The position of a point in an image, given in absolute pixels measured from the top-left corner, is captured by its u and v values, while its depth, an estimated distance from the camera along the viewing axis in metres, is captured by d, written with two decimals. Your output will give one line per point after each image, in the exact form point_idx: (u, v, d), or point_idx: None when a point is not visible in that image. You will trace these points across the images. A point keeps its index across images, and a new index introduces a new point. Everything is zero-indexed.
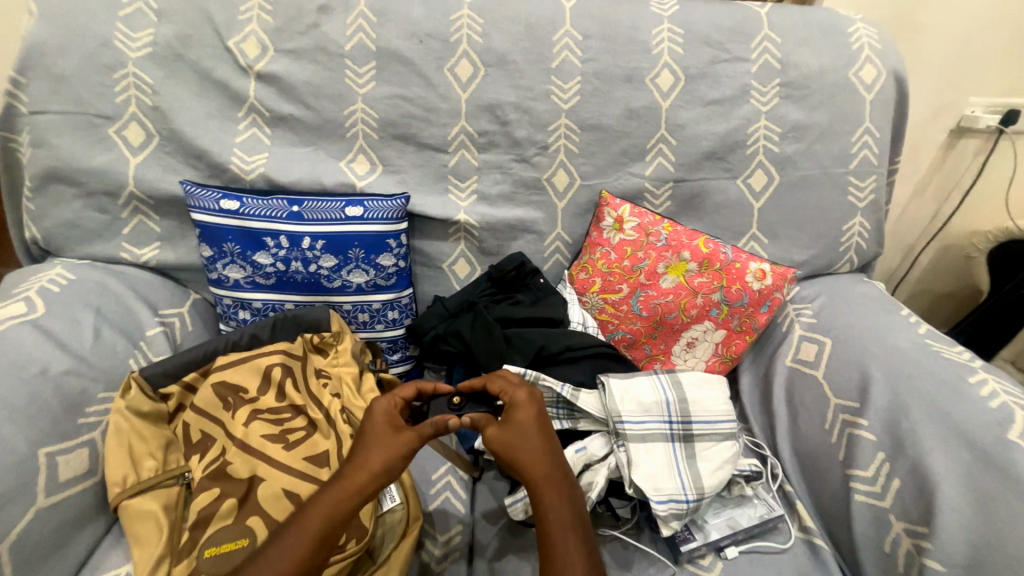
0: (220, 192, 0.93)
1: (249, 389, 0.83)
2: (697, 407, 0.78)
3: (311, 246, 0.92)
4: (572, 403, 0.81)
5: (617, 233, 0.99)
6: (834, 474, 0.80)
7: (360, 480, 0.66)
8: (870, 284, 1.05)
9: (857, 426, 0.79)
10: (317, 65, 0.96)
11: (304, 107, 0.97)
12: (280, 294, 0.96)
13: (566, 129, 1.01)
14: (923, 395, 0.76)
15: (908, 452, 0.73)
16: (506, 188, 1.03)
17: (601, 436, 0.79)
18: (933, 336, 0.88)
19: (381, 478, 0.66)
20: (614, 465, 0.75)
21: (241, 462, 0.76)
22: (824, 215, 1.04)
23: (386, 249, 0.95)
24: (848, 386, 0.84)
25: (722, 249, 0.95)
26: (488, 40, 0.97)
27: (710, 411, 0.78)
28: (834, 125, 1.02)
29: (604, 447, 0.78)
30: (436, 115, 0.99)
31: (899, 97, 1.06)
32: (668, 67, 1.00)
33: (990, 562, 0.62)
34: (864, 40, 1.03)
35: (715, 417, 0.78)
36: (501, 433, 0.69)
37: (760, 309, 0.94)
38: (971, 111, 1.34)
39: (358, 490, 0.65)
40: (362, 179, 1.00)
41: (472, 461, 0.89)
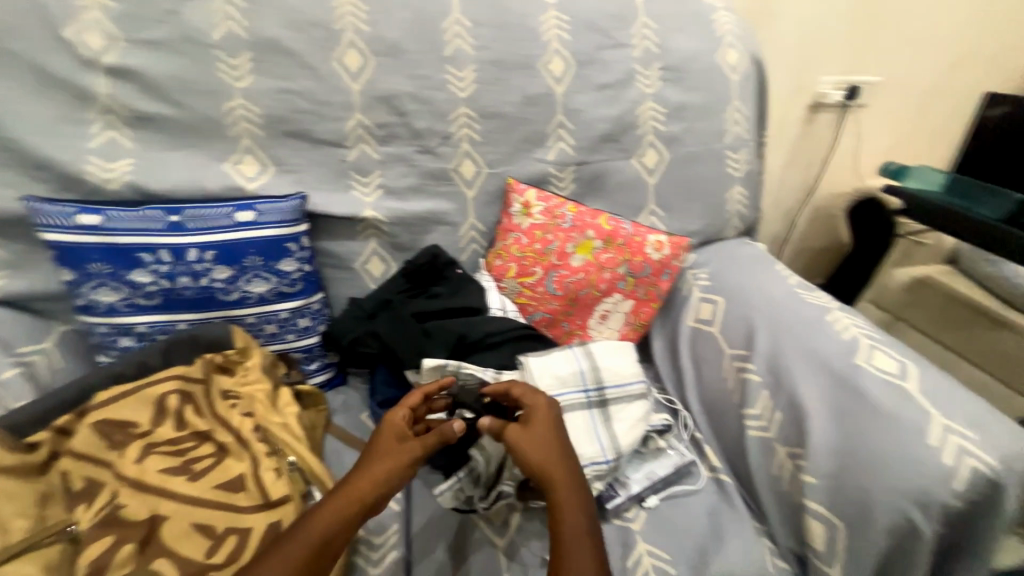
0: (78, 206, 0.81)
1: (141, 423, 0.74)
2: (610, 372, 0.84)
3: (199, 257, 0.84)
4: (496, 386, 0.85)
5: (526, 217, 1.02)
6: (732, 415, 0.91)
7: (359, 491, 0.67)
8: (753, 245, 1.18)
9: (747, 371, 0.90)
10: (183, 57, 0.86)
11: (172, 104, 0.87)
12: (168, 313, 0.86)
13: (467, 117, 1.01)
14: (793, 336, 0.89)
15: (786, 386, 0.84)
16: (412, 180, 1.01)
17: None
18: (800, 285, 1.02)
19: (380, 489, 0.68)
20: None
21: (138, 503, 0.68)
22: (709, 187, 1.15)
23: (287, 254, 0.90)
24: (738, 336, 0.95)
25: (622, 225, 1.02)
26: (376, 29, 0.94)
27: (622, 374, 0.85)
28: (710, 104, 1.13)
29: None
30: (328, 108, 0.94)
31: (760, 78, 1.19)
32: (559, 53, 1.04)
33: (851, 466, 0.73)
34: (728, 26, 1.14)
35: (627, 380, 0.85)
36: (517, 437, 0.71)
37: (662, 277, 1.03)
38: (822, 88, 1.54)
39: (358, 499, 0.66)
40: (252, 181, 0.93)
41: None
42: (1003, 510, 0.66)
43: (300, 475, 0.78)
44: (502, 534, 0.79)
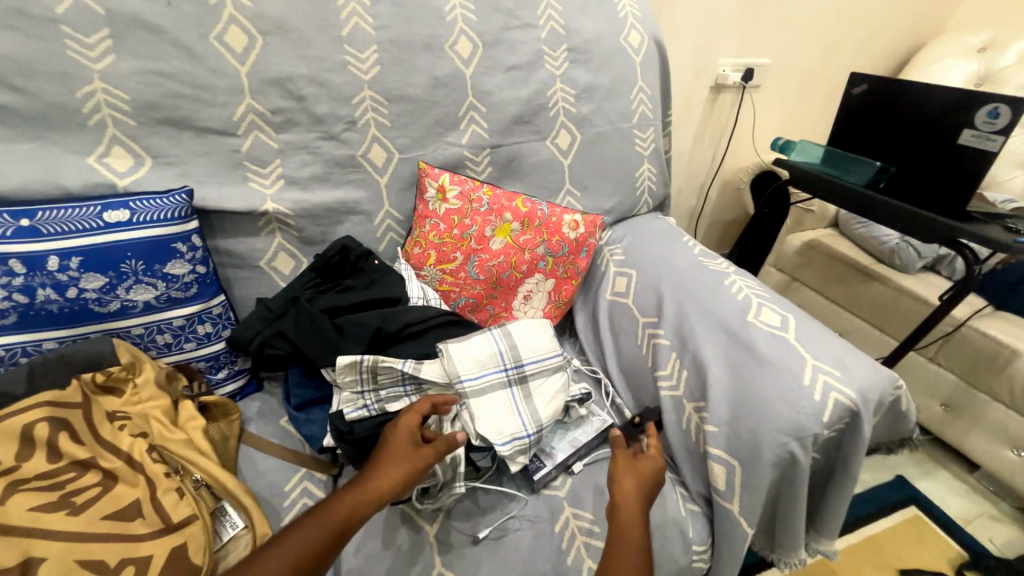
0: None
1: (1, 460, 0.65)
2: (527, 350, 0.87)
3: (63, 266, 0.74)
4: (417, 376, 0.84)
5: (441, 203, 1.01)
6: (648, 379, 0.97)
7: (378, 490, 0.67)
8: (663, 219, 1.26)
9: (658, 336, 0.97)
10: (16, 33, 0.74)
11: (8, 90, 0.75)
12: (29, 333, 0.75)
13: (372, 101, 0.96)
14: (695, 301, 0.96)
15: (689, 346, 0.91)
16: (317, 169, 0.95)
17: None
18: (704, 254, 1.10)
19: (396, 490, 0.68)
20: (461, 426, 0.81)
21: (3, 548, 0.58)
22: (620, 165, 1.21)
23: (175, 256, 0.81)
24: (649, 305, 1.02)
25: (539, 207, 1.04)
26: (258, 4, 0.86)
27: (539, 351, 0.88)
28: (616, 85, 1.17)
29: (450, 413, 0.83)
30: (210, 92, 0.85)
31: (662, 60, 1.25)
32: (464, 34, 1.02)
33: (744, 412, 0.81)
34: (629, 8, 1.18)
35: (543, 355, 0.88)
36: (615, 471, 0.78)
37: (580, 255, 1.06)
38: (722, 70, 1.65)
39: (374, 498, 0.67)
40: (125, 177, 0.83)
41: (330, 459, 0.85)
42: (861, 432, 0.78)
43: (208, 491, 0.73)
44: (434, 520, 0.79)
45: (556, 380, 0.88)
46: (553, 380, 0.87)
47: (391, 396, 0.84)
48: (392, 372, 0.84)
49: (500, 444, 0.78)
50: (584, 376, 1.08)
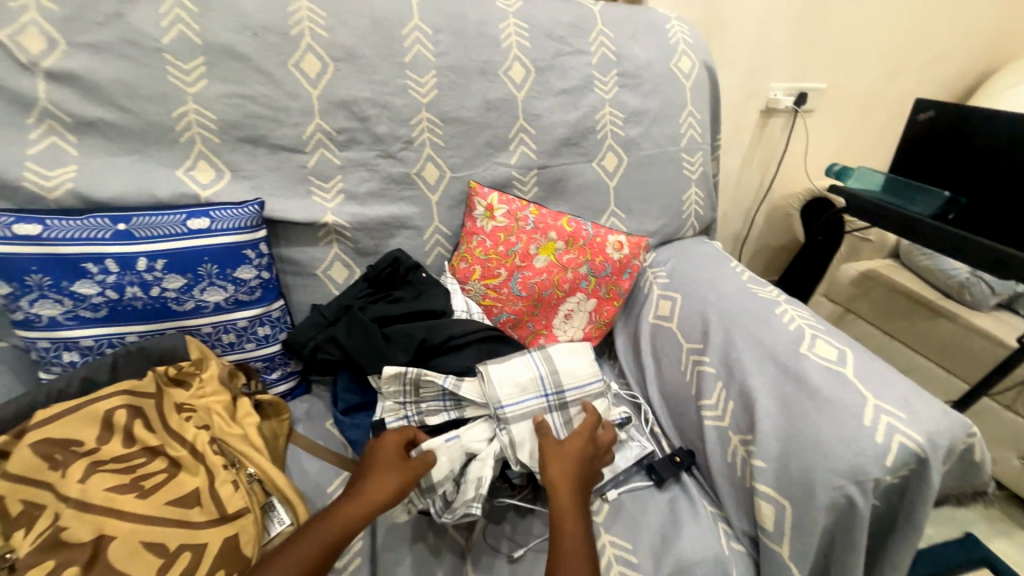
0: (13, 215, 0.77)
1: (86, 441, 0.71)
2: (568, 377, 0.88)
3: (149, 267, 0.82)
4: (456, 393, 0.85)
5: (489, 220, 1.04)
6: (691, 407, 0.94)
7: (375, 500, 0.69)
8: (709, 244, 1.23)
9: (703, 364, 0.94)
10: (129, 61, 0.84)
11: (118, 110, 0.84)
12: (117, 326, 0.83)
13: (429, 122, 1.02)
14: (744, 330, 0.93)
15: (737, 376, 0.88)
16: (374, 185, 1.01)
17: (484, 423, 0.84)
18: (753, 281, 1.07)
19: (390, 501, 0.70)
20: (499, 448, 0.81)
21: (81, 525, 0.64)
22: (667, 188, 1.20)
23: (245, 261, 0.88)
24: (694, 331, 0.99)
25: (584, 227, 1.05)
26: (333, 34, 0.94)
27: (578, 377, 0.88)
28: (665, 109, 1.17)
29: (486, 435, 0.83)
30: (286, 114, 0.93)
31: (712, 84, 1.25)
32: (518, 60, 1.06)
33: (796, 450, 0.77)
34: (680, 35, 1.19)
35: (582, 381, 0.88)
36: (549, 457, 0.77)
37: (623, 276, 1.06)
38: (774, 94, 1.63)
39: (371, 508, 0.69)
40: (207, 188, 0.90)
41: None
42: (929, 480, 0.72)
43: (259, 486, 0.76)
44: (470, 534, 0.80)
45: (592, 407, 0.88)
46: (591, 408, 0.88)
47: (431, 409, 0.86)
48: (432, 386, 0.86)
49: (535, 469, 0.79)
50: (623, 400, 1.06)
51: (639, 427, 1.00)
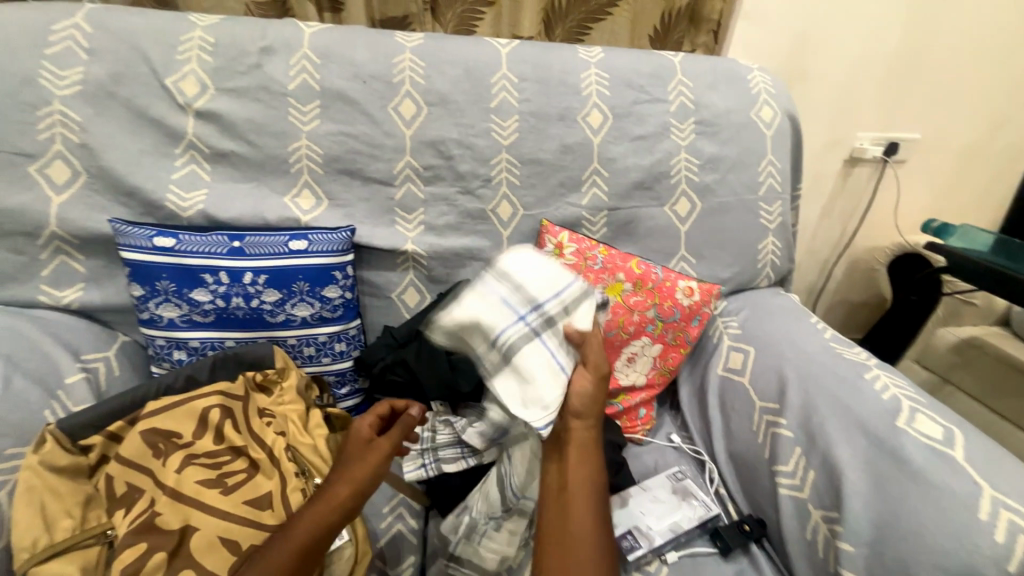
0: (154, 229, 0.90)
1: (183, 434, 0.78)
2: (540, 288, 0.78)
3: (253, 280, 0.91)
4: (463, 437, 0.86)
5: (558, 257, 1.05)
6: (763, 472, 0.87)
7: (339, 495, 0.70)
8: (785, 296, 1.17)
9: (779, 426, 0.87)
10: (260, 103, 0.97)
11: (245, 143, 0.97)
12: (219, 331, 0.93)
13: (507, 163, 1.07)
14: (828, 393, 0.85)
15: (819, 444, 0.81)
16: (452, 219, 1.07)
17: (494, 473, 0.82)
18: (836, 339, 0.99)
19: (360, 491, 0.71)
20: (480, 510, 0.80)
21: (173, 512, 0.71)
22: (742, 236, 1.16)
23: (332, 281, 0.96)
24: (769, 388, 0.93)
25: (653, 270, 1.03)
26: (430, 82, 1.03)
27: (545, 289, 0.78)
28: (743, 157, 1.16)
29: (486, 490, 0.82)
30: (381, 151, 1.02)
31: (795, 133, 1.22)
32: (597, 107, 1.10)
33: (891, 537, 0.69)
34: (762, 85, 1.19)
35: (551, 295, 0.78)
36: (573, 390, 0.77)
37: (691, 323, 1.03)
38: (860, 143, 1.55)
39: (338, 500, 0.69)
40: (307, 214, 1.00)
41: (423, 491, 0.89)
42: None
43: None
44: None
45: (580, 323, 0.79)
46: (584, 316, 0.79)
47: (448, 456, 0.87)
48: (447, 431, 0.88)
49: (539, 421, 0.71)
50: (685, 456, 1.00)
51: (702, 487, 0.94)
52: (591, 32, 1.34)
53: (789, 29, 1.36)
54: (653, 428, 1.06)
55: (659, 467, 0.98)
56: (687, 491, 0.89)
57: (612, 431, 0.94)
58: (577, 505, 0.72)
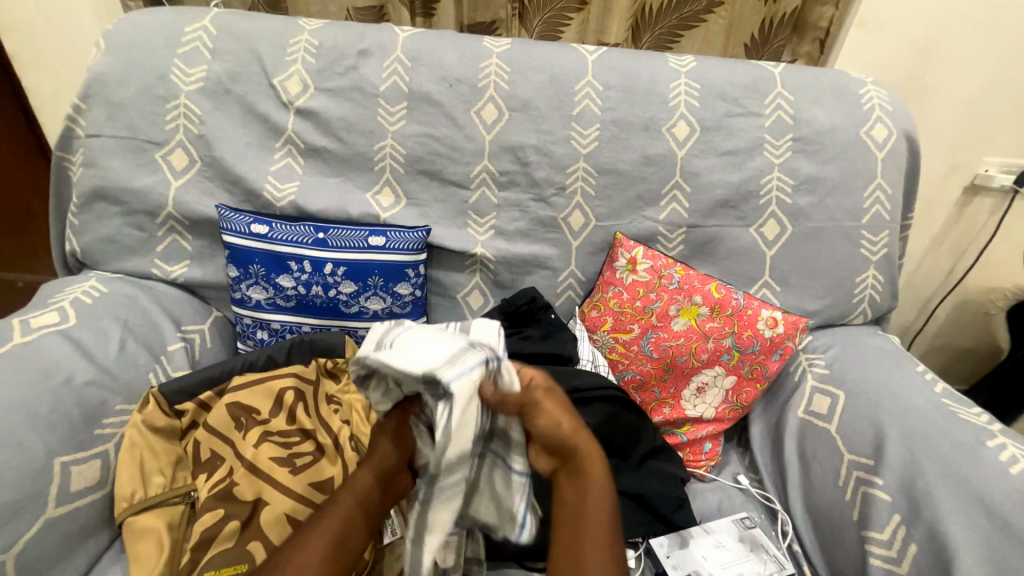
0: (251, 217, 0.97)
1: (261, 411, 0.83)
2: (447, 342, 0.62)
3: (332, 271, 0.96)
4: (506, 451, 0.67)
5: (630, 273, 1.01)
6: (849, 533, 0.79)
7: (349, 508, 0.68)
8: (884, 337, 1.05)
9: (872, 485, 0.78)
10: (352, 103, 1.02)
11: (336, 140, 1.02)
12: (299, 316, 0.99)
13: (584, 172, 1.04)
14: (941, 459, 0.75)
15: (925, 515, 0.72)
16: (523, 225, 1.06)
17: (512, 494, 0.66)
18: (950, 395, 0.86)
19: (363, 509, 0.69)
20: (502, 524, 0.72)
21: (247, 484, 0.76)
22: (837, 266, 1.05)
23: (405, 278, 0.99)
24: (862, 440, 0.83)
25: (735, 295, 0.96)
26: (514, 88, 1.03)
27: (465, 359, 0.59)
28: (847, 179, 1.05)
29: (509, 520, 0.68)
30: (461, 154, 1.03)
31: (911, 156, 1.08)
32: (684, 118, 1.04)
33: None
34: (875, 100, 1.07)
35: (464, 357, 0.59)
36: (542, 423, 0.64)
37: (772, 357, 0.95)
38: (985, 169, 1.35)
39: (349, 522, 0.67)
40: (386, 211, 1.04)
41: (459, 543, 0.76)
42: None
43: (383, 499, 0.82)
44: None
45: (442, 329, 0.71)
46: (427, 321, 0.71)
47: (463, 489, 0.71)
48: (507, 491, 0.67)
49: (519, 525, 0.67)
50: (753, 500, 0.93)
51: (773, 540, 0.86)
52: (681, 39, 1.28)
53: (910, 39, 1.21)
54: (718, 466, 0.99)
55: (723, 509, 0.91)
56: (756, 542, 0.82)
57: (675, 464, 0.90)
58: (591, 532, 0.64)
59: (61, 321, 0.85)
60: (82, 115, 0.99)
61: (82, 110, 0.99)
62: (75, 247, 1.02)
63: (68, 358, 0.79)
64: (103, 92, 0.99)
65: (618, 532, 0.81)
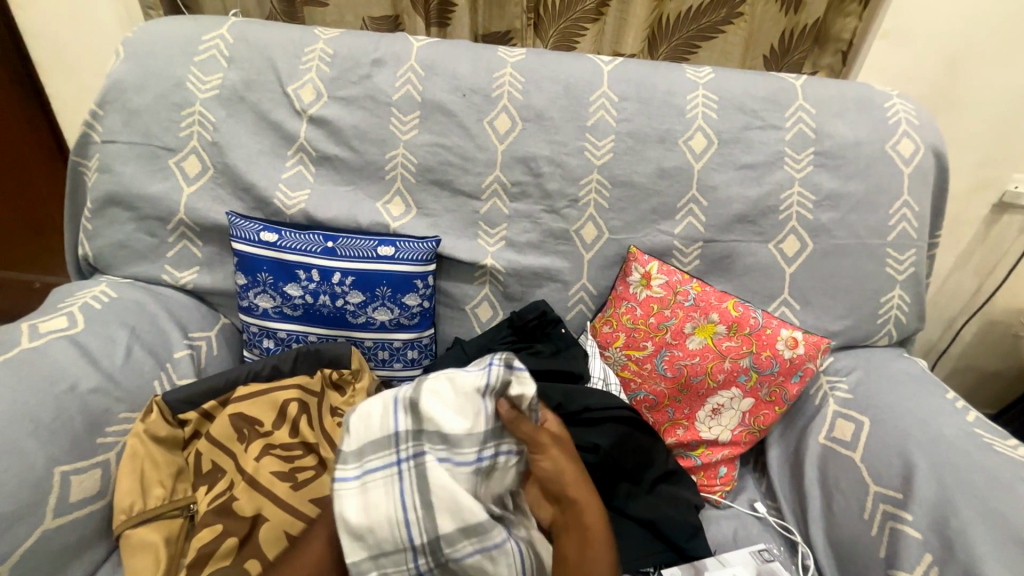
0: (262, 224, 0.97)
1: (264, 423, 0.82)
2: (384, 535, 0.65)
3: (340, 280, 0.95)
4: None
5: (643, 288, 0.98)
6: (875, 572, 0.74)
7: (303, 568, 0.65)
8: (910, 360, 1.00)
9: (900, 521, 0.74)
10: (366, 111, 1.01)
11: (348, 148, 1.02)
12: (306, 325, 0.98)
13: (598, 184, 1.02)
14: (975, 495, 0.71)
15: (960, 557, 0.67)
16: (534, 237, 1.04)
17: None
18: (983, 425, 0.82)
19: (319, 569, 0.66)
20: None
21: (247, 499, 0.74)
22: (860, 285, 1.01)
23: (413, 289, 0.97)
24: (889, 471, 0.79)
25: (752, 314, 0.93)
26: (527, 98, 1.02)
27: (390, 566, 0.66)
28: (870, 195, 1.01)
29: None
30: (473, 164, 1.02)
31: (939, 171, 1.04)
32: (701, 130, 1.02)
33: None
34: (901, 114, 1.03)
35: (386, 564, 0.66)
36: (546, 466, 0.70)
37: (791, 379, 0.91)
38: (1015, 186, 1.29)
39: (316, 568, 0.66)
40: (396, 220, 1.03)
41: None
42: None
43: None
44: None
45: (472, 423, 0.69)
46: (448, 417, 0.69)
47: None
48: None
49: None
50: (770, 530, 0.88)
51: (793, 574, 0.81)
52: (699, 51, 1.26)
53: (936, 52, 1.18)
54: (734, 491, 0.95)
55: (739, 539, 0.87)
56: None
57: (688, 488, 0.86)
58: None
59: (69, 326, 0.85)
60: (99, 121, 1.00)
61: (99, 116, 0.99)
62: (87, 252, 1.02)
63: (72, 364, 0.79)
64: (121, 99, 0.99)
65: (628, 561, 0.78)
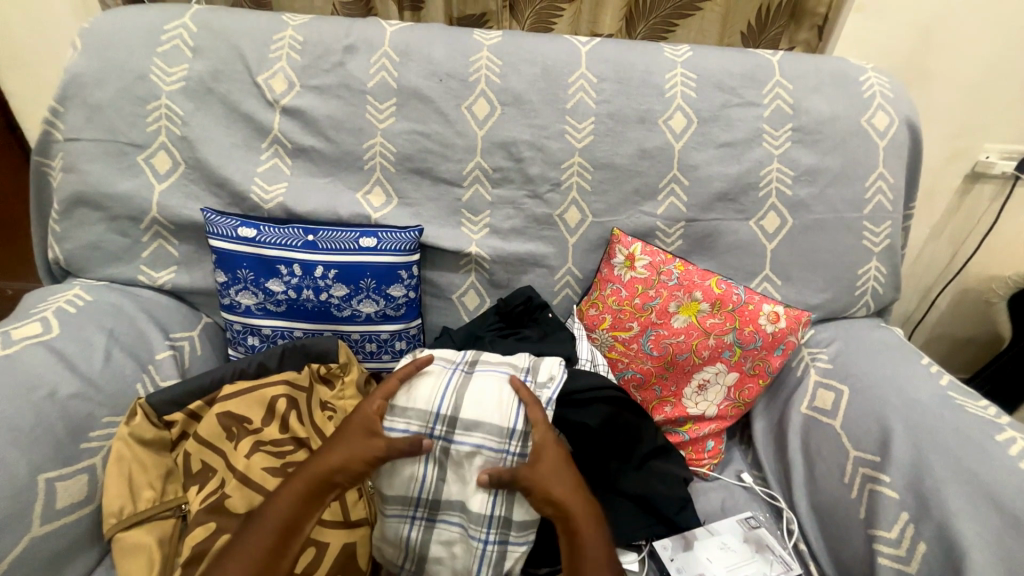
0: (238, 220, 0.95)
1: (253, 420, 0.81)
2: (422, 400, 0.77)
3: (323, 274, 0.93)
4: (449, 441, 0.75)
5: (628, 270, 0.98)
6: (855, 531, 0.78)
7: (279, 514, 0.67)
8: (887, 330, 1.03)
9: (879, 483, 0.77)
10: (341, 100, 0.99)
11: (325, 140, 0.99)
12: (290, 321, 0.97)
13: (579, 167, 1.01)
14: (948, 455, 0.74)
15: (934, 513, 0.70)
16: (518, 222, 1.03)
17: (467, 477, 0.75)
18: (955, 387, 0.85)
19: (295, 512, 0.68)
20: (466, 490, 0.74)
21: (240, 496, 0.75)
22: (838, 258, 1.03)
23: (397, 280, 0.96)
24: (868, 437, 0.82)
25: (735, 290, 0.94)
26: (505, 81, 1.00)
27: (414, 419, 0.76)
28: (847, 169, 1.02)
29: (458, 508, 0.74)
30: (453, 150, 1.00)
31: (912, 143, 1.06)
32: (680, 110, 1.01)
33: None
34: (876, 87, 1.04)
35: (411, 415, 0.76)
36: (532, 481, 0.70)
37: (774, 352, 0.93)
38: (986, 156, 1.32)
39: (289, 528, 0.67)
40: (378, 211, 1.01)
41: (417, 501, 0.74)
42: None
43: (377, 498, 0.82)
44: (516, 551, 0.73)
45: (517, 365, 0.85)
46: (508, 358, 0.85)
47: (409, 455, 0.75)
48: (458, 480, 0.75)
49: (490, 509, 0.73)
50: (757, 499, 0.91)
51: (779, 539, 0.85)
52: (677, 29, 1.25)
53: (909, 24, 1.19)
54: (721, 463, 0.98)
55: (727, 508, 0.89)
56: (761, 542, 0.81)
57: (678, 464, 0.88)
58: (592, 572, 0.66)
59: (43, 331, 0.82)
60: (60, 118, 0.95)
61: (60, 113, 0.95)
62: (57, 255, 0.99)
63: (50, 370, 0.77)
64: (82, 94, 0.95)
65: (619, 535, 0.80)
